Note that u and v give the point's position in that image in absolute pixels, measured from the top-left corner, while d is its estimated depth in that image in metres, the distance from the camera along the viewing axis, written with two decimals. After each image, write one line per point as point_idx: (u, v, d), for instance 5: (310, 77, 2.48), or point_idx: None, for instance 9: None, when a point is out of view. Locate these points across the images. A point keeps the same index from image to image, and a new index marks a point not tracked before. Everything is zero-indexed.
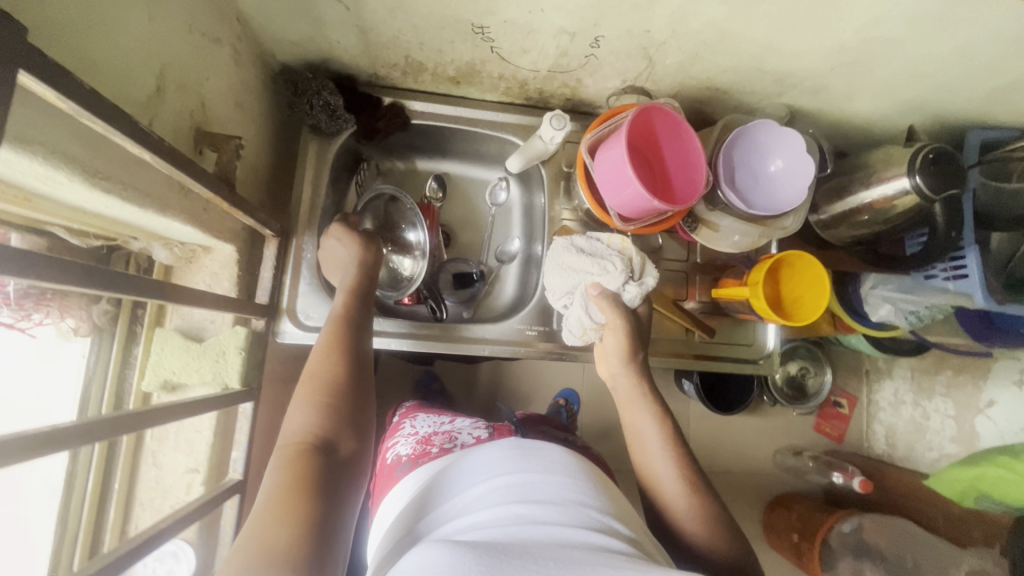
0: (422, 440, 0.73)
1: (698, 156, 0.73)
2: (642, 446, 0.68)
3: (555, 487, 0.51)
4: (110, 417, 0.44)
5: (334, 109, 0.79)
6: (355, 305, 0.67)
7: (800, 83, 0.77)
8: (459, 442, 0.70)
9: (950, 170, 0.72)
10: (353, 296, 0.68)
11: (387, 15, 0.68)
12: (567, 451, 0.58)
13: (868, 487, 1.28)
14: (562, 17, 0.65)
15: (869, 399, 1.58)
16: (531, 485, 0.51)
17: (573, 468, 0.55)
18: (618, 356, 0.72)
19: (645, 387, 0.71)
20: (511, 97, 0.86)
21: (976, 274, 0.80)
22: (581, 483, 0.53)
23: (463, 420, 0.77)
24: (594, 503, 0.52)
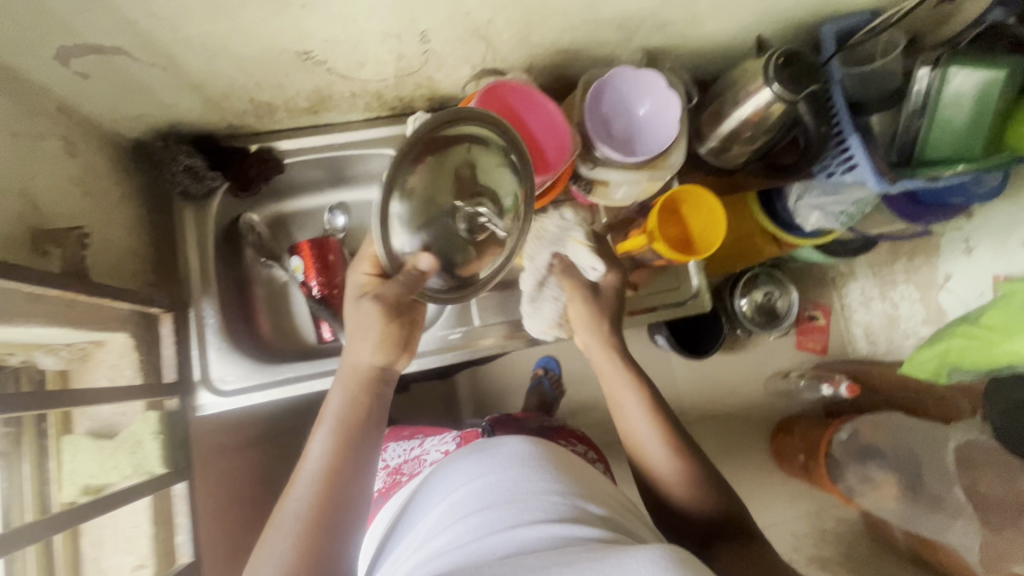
0: (393, 471, 0.85)
1: (558, 121, 0.73)
2: (621, 411, 0.71)
3: (514, 485, 0.57)
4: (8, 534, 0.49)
5: (197, 171, 0.78)
6: (351, 434, 0.59)
7: (642, 23, 0.77)
8: (427, 461, 0.82)
9: (800, 68, 0.73)
10: (345, 430, 0.60)
11: (208, 66, 0.66)
12: (523, 442, 0.64)
13: (854, 390, 1.35)
14: (378, 22, 0.65)
15: (843, 305, 1.54)
16: (493, 489, 0.57)
17: (529, 456, 0.61)
18: (586, 323, 0.76)
19: (616, 355, 0.74)
20: (375, 111, 0.85)
21: (863, 161, 0.80)
22: (547, 478, 0.58)
23: (430, 441, 0.88)
24: (556, 487, 0.57)
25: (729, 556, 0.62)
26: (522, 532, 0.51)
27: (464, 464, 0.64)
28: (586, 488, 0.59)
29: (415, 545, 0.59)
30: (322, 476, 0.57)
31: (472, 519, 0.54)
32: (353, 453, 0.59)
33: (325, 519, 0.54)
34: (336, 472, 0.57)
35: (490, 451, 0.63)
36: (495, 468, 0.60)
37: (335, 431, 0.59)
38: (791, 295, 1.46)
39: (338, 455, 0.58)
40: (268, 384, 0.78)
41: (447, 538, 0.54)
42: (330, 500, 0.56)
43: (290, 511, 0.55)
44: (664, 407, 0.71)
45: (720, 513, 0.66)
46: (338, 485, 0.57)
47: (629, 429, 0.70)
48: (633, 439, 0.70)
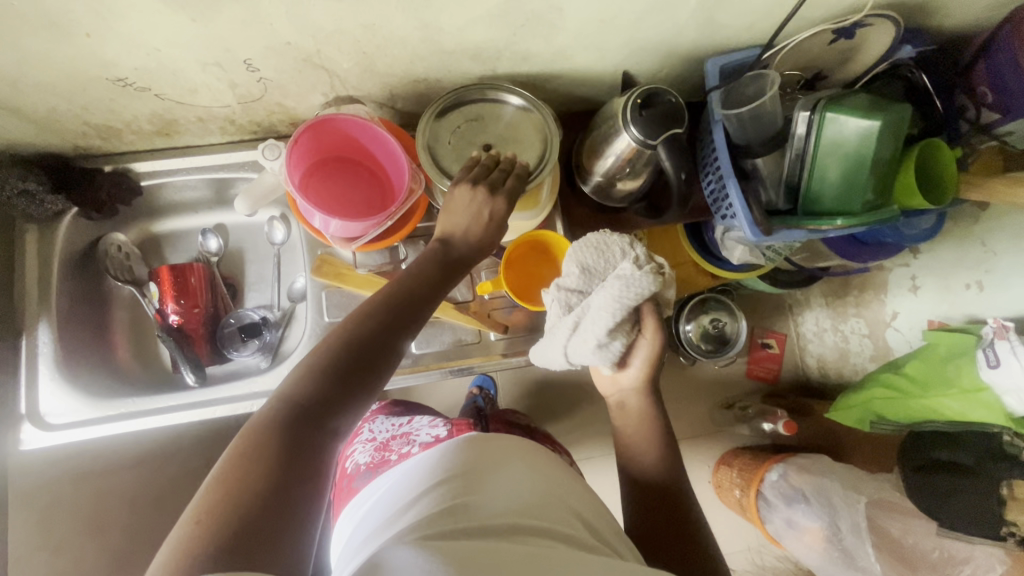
0: (379, 445, 0.82)
1: (401, 158, 0.70)
2: (648, 448, 0.69)
3: (506, 473, 0.61)
4: None
5: (35, 194, 0.75)
6: (409, 306, 0.58)
7: (501, 54, 0.72)
8: (416, 441, 0.80)
9: (660, 111, 0.68)
10: (431, 282, 0.61)
11: (15, 90, 0.63)
12: (515, 438, 0.68)
13: (791, 428, 1.26)
14: (186, 50, 0.61)
15: (797, 333, 1.42)
16: (486, 475, 0.60)
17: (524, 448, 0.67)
18: (637, 365, 0.70)
19: (656, 406, 0.71)
20: (235, 134, 0.81)
21: (740, 209, 0.75)
22: (530, 470, 0.63)
23: (421, 420, 0.86)
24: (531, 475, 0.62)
25: None
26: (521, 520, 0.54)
27: (477, 441, 0.66)
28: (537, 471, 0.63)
29: (402, 506, 0.59)
30: (400, 316, 0.56)
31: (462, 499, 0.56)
32: (422, 311, 0.59)
33: (377, 353, 0.53)
34: (404, 318, 0.56)
35: (484, 442, 0.66)
36: (491, 455, 0.64)
37: (434, 271, 0.62)
38: (740, 322, 1.29)
39: (420, 290, 0.60)
40: (102, 419, 0.76)
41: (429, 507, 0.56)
42: (363, 350, 0.53)
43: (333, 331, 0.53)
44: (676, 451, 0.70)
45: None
46: (381, 331, 0.54)
47: (650, 472, 0.68)
48: (652, 479, 0.67)
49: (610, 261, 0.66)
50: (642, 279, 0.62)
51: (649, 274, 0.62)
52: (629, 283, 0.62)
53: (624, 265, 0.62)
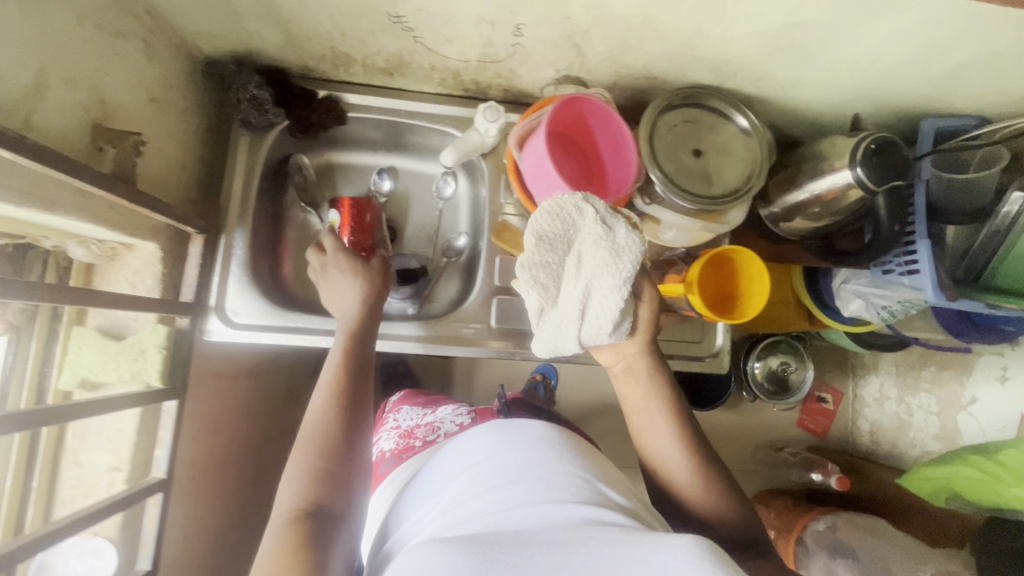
0: (405, 432, 0.86)
1: (628, 145, 0.72)
2: (644, 425, 0.63)
3: (542, 465, 0.53)
4: (14, 414, 0.50)
5: (262, 103, 0.78)
6: (348, 372, 0.66)
7: (740, 71, 0.73)
8: (441, 431, 0.82)
9: (892, 161, 0.69)
10: (349, 363, 0.67)
11: (300, 5, 0.66)
12: (550, 425, 0.60)
13: (844, 485, 1.31)
14: (476, 4, 0.63)
15: (855, 395, 1.50)
16: (518, 464, 0.54)
17: (551, 439, 0.57)
18: (641, 335, 0.63)
19: (661, 376, 0.64)
20: (449, 88, 0.84)
21: (927, 269, 0.77)
22: (573, 461, 0.55)
23: (444, 410, 0.89)
24: (579, 470, 0.54)
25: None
26: (548, 507, 0.48)
27: (476, 433, 0.61)
28: (594, 464, 0.56)
29: (440, 509, 0.55)
30: (337, 386, 0.65)
31: (502, 491, 0.51)
32: (351, 381, 0.66)
33: (349, 430, 0.61)
34: (345, 393, 0.64)
35: (508, 433, 0.59)
36: (517, 447, 0.56)
37: (344, 353, 0.68)
38: (807, 371, 1.41)
39: (345, 362, 0.67)
40: (275, 328, 0.79)
41: (477, 506, 0.51)
42: (343, 427, 0.61)
43: (313, 416, 0.62)
44: (692, 425, 0.63)
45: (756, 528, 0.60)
46: (348, 412, 0.63)
47: (660, 451, 0.62)
48: (664, 458, 0.62)
49: (575, 229, 0.59)
50: (628, 240, 0.58)
51: (632, 235, 0.58)
52: (621, 251, 0.57)
53: (609, 234, 0.57)
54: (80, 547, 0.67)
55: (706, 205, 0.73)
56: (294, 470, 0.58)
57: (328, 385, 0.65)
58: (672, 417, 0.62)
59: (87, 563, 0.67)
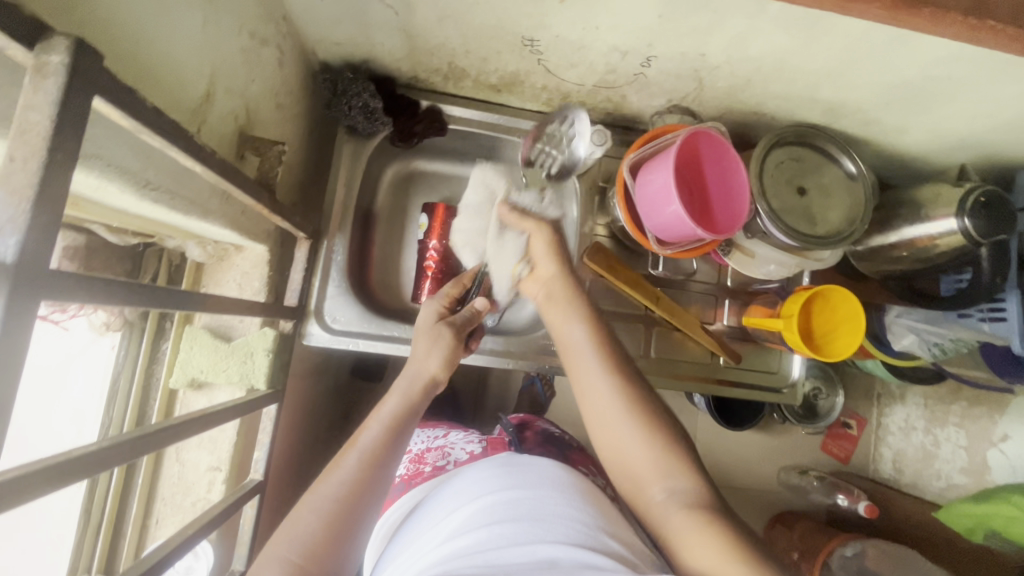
0: (415, 457, 0.83)
1: (744, 180, 0.71)
2: (579, 373, 0.63)
3: (543, 506, 0.59)
4: (130, 437, 0.41)
5: (372, 111, 0.78)
6: (397, 432, 0.58)
7: (851, 114, 0.74)
8: (451, 458, 0.81)
9: (999, 214, 0.71)
10: (398, 421, 0.59)
11: (436, 22, 0.66)
12: (557, 466, 0.68)
13: (874, 513, 1.26)
14: (616, 35, 0.63)
15: (879, 423, 1.52)
16: (519, 505, 0.59)
17: (560, 478, 0.66)
18: (550, 258, 0.70)
19: (596, 325, 0.66)
20: (551, 107, 0.84)
21: (1015, 319, 0.78)
22: (572, 504, 0.61)
23: (455, 437, 0.88)
24: (582, 517, 0.59)
25: (712, 542, 0.51)
26: (540, 552, 0.53)
27: (478, 480, 0.67)
28: (600, 517, 0.61)
29: (436, 541, 0.59)
30: (376, 447, 0.56)
31: (498, 529, 0.56)
32: (394, 446, 0.57)
33: (354, 512, 0.52)
34: (382, 455, 0.56)
35: (515, 466, 0.68)
36: (530, 482, 0.64)
37: (395, 413, 0.59)
38: (837, 399, 1.46)
39: (392, 434, 0.57)
40: (374, 336, 0.79)
41: (470, 541, 0.55)
42: (362, 498, 0.53)
43: (334, 482, 0.53)
44: (630, 373, 0.63)
45: (709, 501, 0.55)
46: (375, 475, 0.55)
47: (594, 398, 0.61)
48: (597, 407, 0.61)
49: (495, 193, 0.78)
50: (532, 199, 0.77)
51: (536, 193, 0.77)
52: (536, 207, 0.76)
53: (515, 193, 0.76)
54: None
55: (811, 245, 0.74)
56: (294, 535, 0.50)
57: (359, 463, 0.55)
58: (644, 426, 0.59)
59: (185, 562, 0.67)
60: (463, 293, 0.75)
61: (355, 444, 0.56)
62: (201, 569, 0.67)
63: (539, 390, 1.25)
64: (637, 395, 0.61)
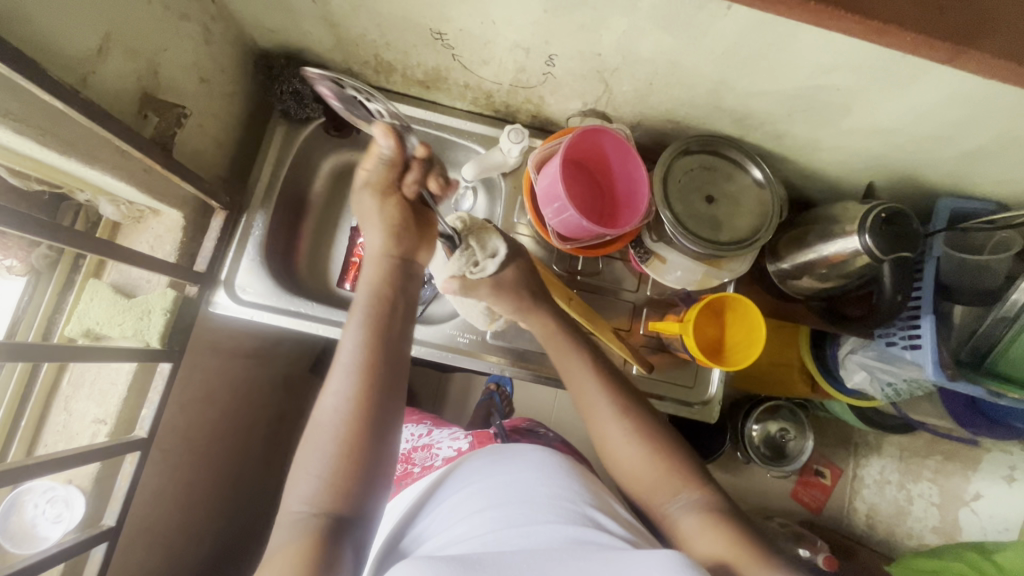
0: (402, 458, 0.85)
1: (641, 181, 0.73)
2: (584, 400, 0.73)
3: (529, 489, 0.63)
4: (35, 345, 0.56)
5: (303, 97, 0.82)
6: (375, 337, 0.63)
7: (759, 126, 0.75)
8: (438, 456, 0.82)
9: (900, 231, 0.70)
10: (375, 328, 0.64)
11: (350, 11, 0.70)
12: (543, 449, 0.72)
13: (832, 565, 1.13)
14: (513, 31, 0.67)
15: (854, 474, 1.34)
16: (510, 489, 0.63)
17: (546, 462, 0.70)
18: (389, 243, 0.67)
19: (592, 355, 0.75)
20: (479, 107, 0.87)
21: (929, 345, 0.75)
22: (558, 487, 0.65)
23: (440, 432, 0.89)
24: (568, 497, 0.63)
25: (717, 534, 0.62)
26: (536, 530, 0.57)
27: (484, 465, 0.70)
28: (590, 496, 0.66)
29: (435, 532, 0.63)
30: (361, 360, 0.62)
31: (492, 514, 0.59)
32: (380, 352, 0.63)
33: (363, 423, 0.60)
34: (368, 365, 0.62)
35: (509, 457, 0.70)
36: (517, 468, 0.68)
37: (366, 318, 0.64)
38: (807, 442, 1.27)
39: (373, 344, 0.63)
40: (278, 310, 0.81)
41: (467, 529, 0.59)
42: (361, 408, 0.60)
43: (329, 407, 0.61)
44: (628, 392, 0.74)
45: (717, 501, 0.66)
46: (370, 381, 0.61)
47: (603, 425, 0.72)
48: (606, 434, 0.71)
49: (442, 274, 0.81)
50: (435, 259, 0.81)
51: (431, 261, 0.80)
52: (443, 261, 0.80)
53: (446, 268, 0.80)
54: (53, 492, 0.69)
55: (704, 250, 0.74)
56: (309, 466, 0.59)
57: (350, 373, 0.62)
58: (651, 443, 0.70)
59: (55, 510, 0.68)
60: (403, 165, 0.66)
61: (341, 360, 0.63)
62: (70, 519, 0.68)
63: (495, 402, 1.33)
64: (649, 425, 0.71)
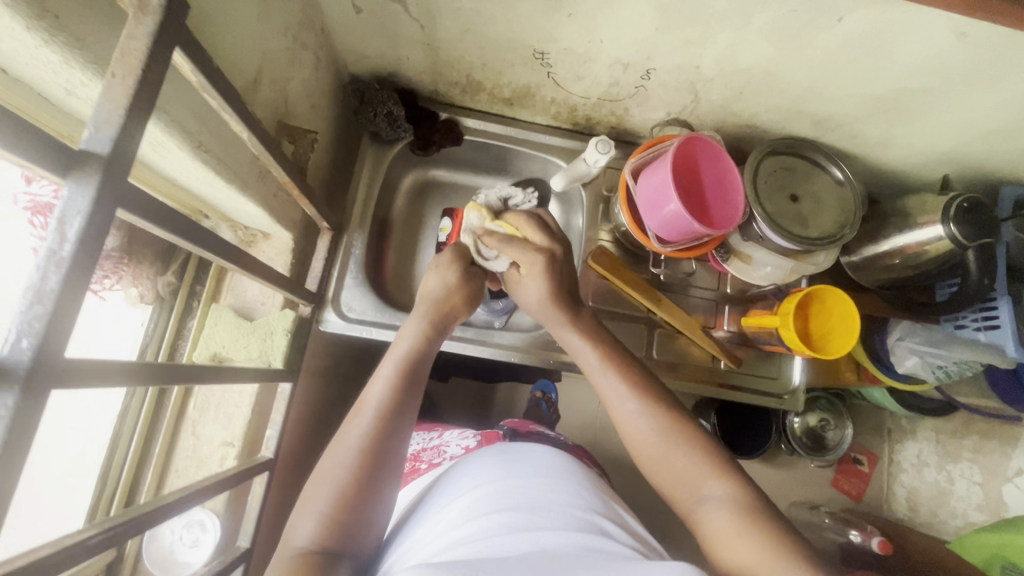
0: (410, 458, 0.75)
1: (737, 183, 0.77)
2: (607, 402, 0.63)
3: (541, 493, 0.53)
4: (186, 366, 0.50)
5: (395, 119, 0.85)
6: (402, 386, 0.60)
7: (838, 127, 0.80)
8: (446, 455, 0.71)
9: (982, 219, 0.75)
10: (400, 377, 0.60)
11: (457, 35, 0.73)
12: (552, 452, 0.61)
13: (887, 549, 1.08)
14: (618, 48, 0.71)
15: (891, 460, 1.31)
16: (517, 491, 0.53)
17: (555, 466, 0.58)
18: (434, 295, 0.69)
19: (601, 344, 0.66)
20: (560, 121, 0.91)
21: (1007, 325, 0.80)
22: (572, 491, 0.54)
23: (450, 434, 0.79)
24: (582, 504, 0.53)
25: (751, 543, 0.49)
26: (546, 536, 0.47)
27: (481, 464, 0.59)
28: (600, 502, 0.55)
29: (432, 536, 0.51)
30: (387, 404, 0.58)
31: (499, 516, 0.49)
32: (404, 401, 0.59)
33: (372, 466, 0.54)
34: (391, 410, 0.58)
35: (514, 455, 0.60)
36: (525, 471, 0.56)
37: (398, 371, 0.61)
38: (846, 430, 1.25)
39: (395, 389, 0.59)
40: (384, 325, 0.82)
41: (471, 530, 0.48)
42: (381, 450, 0.55)
43: (343, 449, 0.55)
44: (645, 376, 0.63)
45: (757, 500, 0.53)
46: (391, 426, 0.57)
47: (622, 419, 0.61)
48: (629, 429, 0.61)
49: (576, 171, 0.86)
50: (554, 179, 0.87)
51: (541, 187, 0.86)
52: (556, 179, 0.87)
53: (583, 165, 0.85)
54: (189, 517, 0.69)
55: (803, 245, 0.78)
56: (314, 503, 0.53)
57: (374, 413, 0.57)
58: (675, 432, 0.58)
59: (192, 534, 0.69)
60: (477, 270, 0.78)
61: (368, 402, 0.58)
62: (208, 542, 0.69)
63: (543, 410, 1.14)
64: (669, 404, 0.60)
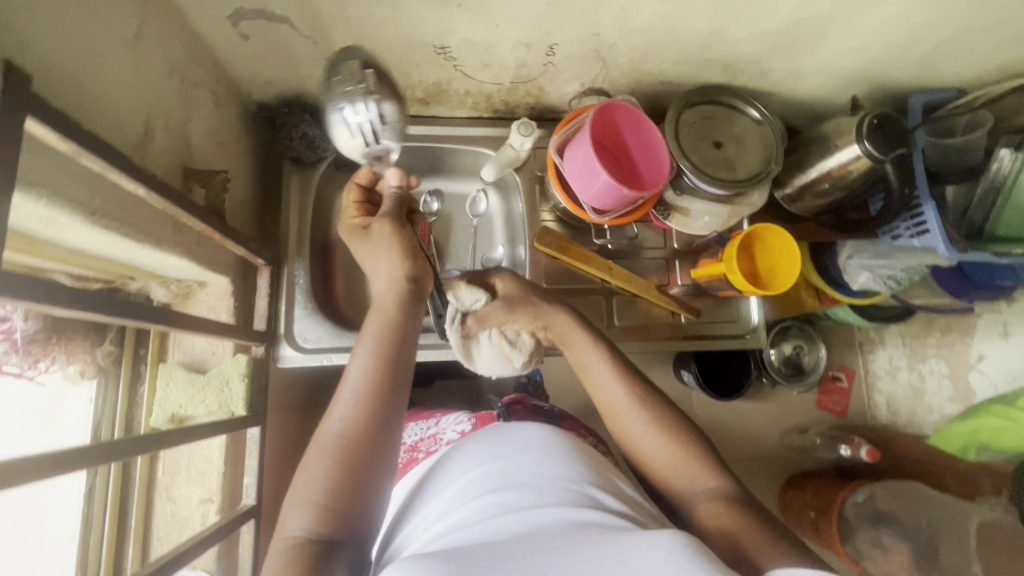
0: (409, 448, 0.73)
1: (659, 144, 0.77)
2: (595, 388, 0.67)
3: (531, 470, 0.50)
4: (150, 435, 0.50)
5: (312, 140, 0.83)
6: (385, 364, 0.57)
7: (746, 68, 0.82)
8: (443, 441, 0.70)
9: (893, 132, 0.78)
10: (381, 355, 0.58)
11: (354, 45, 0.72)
12: (544, 428, 0.57)
13: (875, 455, 1.11)
14: (516, 30, 0.70)
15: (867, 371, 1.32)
16: (509, 472, 0.50)
17: (546, 442, 0.54)
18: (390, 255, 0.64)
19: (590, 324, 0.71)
20: (479, 111, 0.90)
21: (936, 228, 0.82)
22: (562, 463, 0.51)
23: (446, 419, 0.77)
24: (572, 475, 0.50)
25: (735, 524, 0.53)
26: (538, 514, 0.45)
27: (476, 451, 0.57)
28: (591, 472, 0.52)
29: (429, 520, 0.50)
30: (369, 381, 0.56)
31: (490, 498, 0.47)
32: (386, 383, 0.57)
33: (363, 452, 0.53)
34: (372, 391, 0.56)
35: (505, 434, 0.56)
36: (513, 451, 0.53)
37: (377, 351, 0.58)
38: (819, 353, 1.27)
39: (381, 366, 0.57)
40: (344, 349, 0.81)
41: (464, 513, 0.47)
42: (364, 431, 0.54)
43: (332, 429, 0.54)
44: (626, 364, 0.68)
45: (733, 491, 0.57)
46: (378, 403, 0.55)
47: (609, 403, 0.65)
48: (619, 420, 0.65)
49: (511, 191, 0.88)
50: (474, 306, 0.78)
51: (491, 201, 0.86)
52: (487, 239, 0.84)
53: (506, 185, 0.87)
54: None
55: (733, 190, 0.79)
56: (306, 490, 0.52)
57: (352, 395, 0.55)
58: (659, 421, 0.63)
59: None
60: (367, 195, 0.72)
61: (347, 384, 0.57)
62: None
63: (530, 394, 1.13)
64: (644, 392, 0.65)
